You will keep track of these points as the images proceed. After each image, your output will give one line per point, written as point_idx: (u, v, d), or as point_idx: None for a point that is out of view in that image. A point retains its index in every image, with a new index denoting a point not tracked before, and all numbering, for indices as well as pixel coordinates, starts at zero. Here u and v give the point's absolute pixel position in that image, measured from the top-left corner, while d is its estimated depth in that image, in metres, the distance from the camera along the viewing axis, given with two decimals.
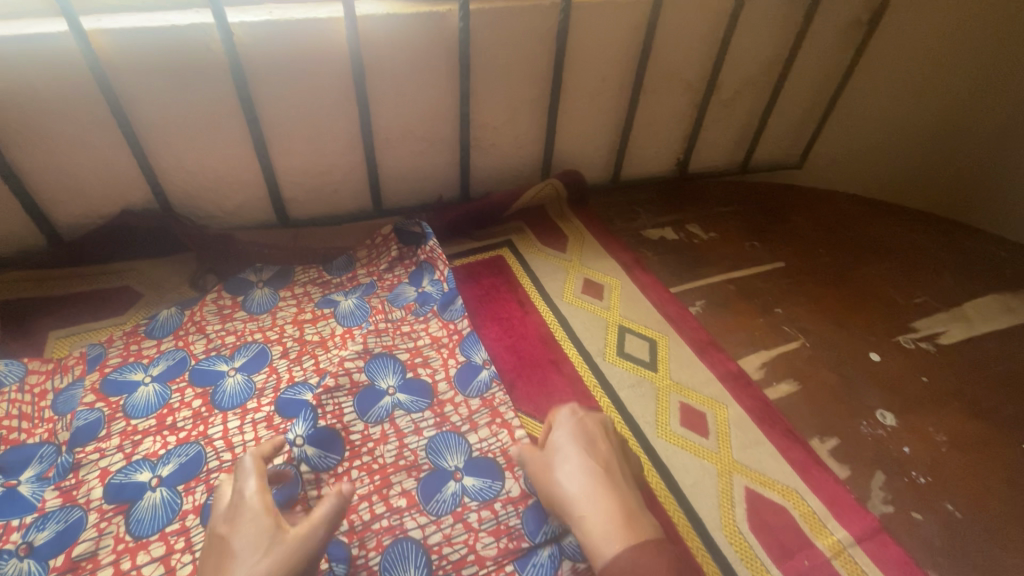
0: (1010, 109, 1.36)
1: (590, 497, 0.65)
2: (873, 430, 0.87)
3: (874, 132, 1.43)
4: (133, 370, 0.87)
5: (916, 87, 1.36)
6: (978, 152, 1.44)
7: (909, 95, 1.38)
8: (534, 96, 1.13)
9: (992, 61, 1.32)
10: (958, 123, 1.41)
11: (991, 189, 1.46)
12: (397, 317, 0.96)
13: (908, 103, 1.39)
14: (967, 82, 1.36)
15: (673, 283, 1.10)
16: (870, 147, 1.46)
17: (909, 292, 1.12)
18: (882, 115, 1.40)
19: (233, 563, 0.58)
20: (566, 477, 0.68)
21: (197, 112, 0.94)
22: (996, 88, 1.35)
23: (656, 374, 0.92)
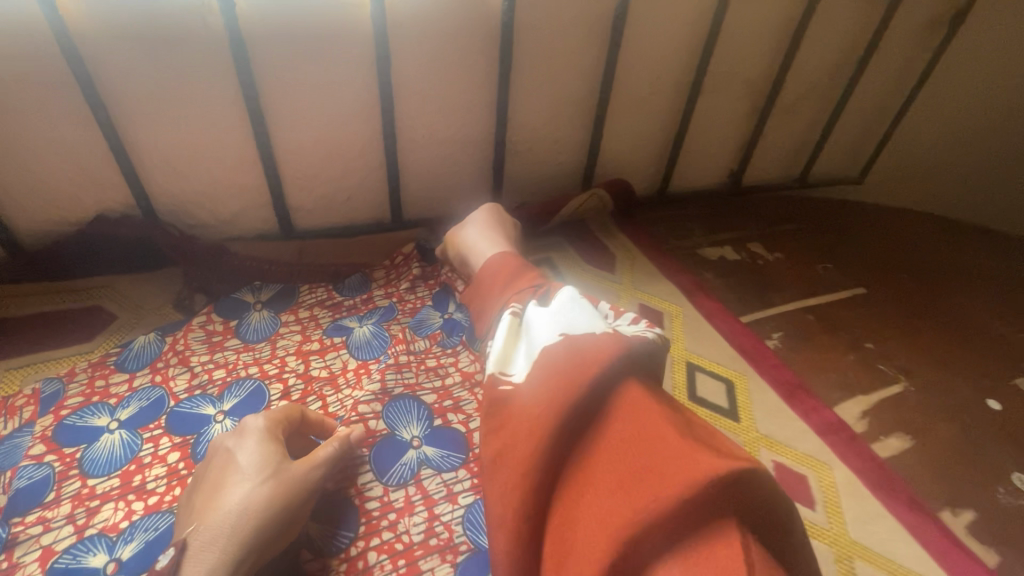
0: None
1: (480, 246, 0.82)
2: (1014, 499, 0.70)
3: (953, 146, 1.30)
4: (97, 413, 0.70)
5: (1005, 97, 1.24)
6: None
7: (992, 105, 1.25)
8: (580, 95, 0.99)
9: None
10: None
11: None
12: (422, 349, 0.80)
13: (994, 115, 1.26)
14: None
15: (743, 312, 0.94)
16: (939, 160, 1.32)
17: (1015, 326, 0.96)
18: (963, 128, 1.27)
19: (236, 479, 0.54)
20: (471, 235, 0.84)
21: (188, 100, 0.79)
22: None
23: (740, 425, 0.75)
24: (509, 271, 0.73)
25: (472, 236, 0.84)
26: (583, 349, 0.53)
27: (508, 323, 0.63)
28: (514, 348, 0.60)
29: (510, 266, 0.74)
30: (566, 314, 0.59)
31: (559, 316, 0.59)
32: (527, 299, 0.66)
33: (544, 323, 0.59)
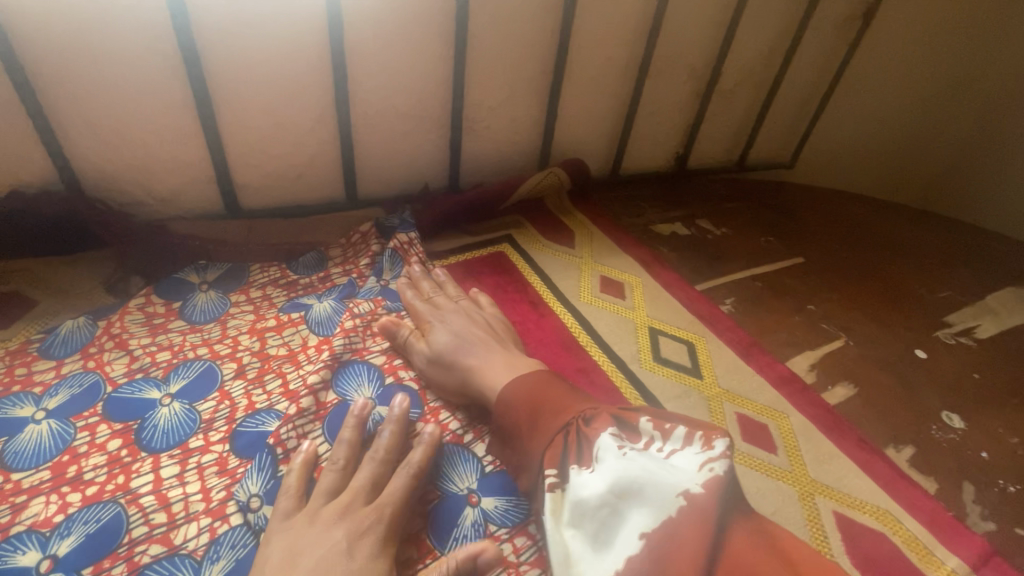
0: (986, 105, 1.38)
1: (477, 370, 0.66)
2: (946, 434, 0.76)
3: (868, 132, 1.43)
4: (19, 403, 0.62)
5: (915, 86, 1.37)
6: (953, 149, 1.46)
7: (902, 93, 1.38)
8: (535, 74, 0.99)
9: (972, 60, 1.34)
10: (938, 119, 1.42)
11: (964, 188, 1.48)
12: (366, 311, 0.76)
13: (907, 102, 1.39)
14: (946, 80, 1.37)
15: (697, 281, 0.98)
16: (855, 143, 1.45)
17: (931, 287, 1.06)
18: (881, 114, 1.40)
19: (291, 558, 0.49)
20: (449, 369, 0.67)
21: (117, 62, 0.72)
22: (971, 84, 1.37)
23: (703, 381, 0.78)
24: (527, 404, 0.61)
25: (449, 367, 0.67)
26: (672, 535, 0.47)
27: (547, 502, 0.54)
28: (569, 542, 0.51)
29: (527, 397, 0.62)
30: (623, 487, 0.51)
31: (609, 500, 0.51)
32: (563, 462, 0.55)
33: (605, 512, 0.51)
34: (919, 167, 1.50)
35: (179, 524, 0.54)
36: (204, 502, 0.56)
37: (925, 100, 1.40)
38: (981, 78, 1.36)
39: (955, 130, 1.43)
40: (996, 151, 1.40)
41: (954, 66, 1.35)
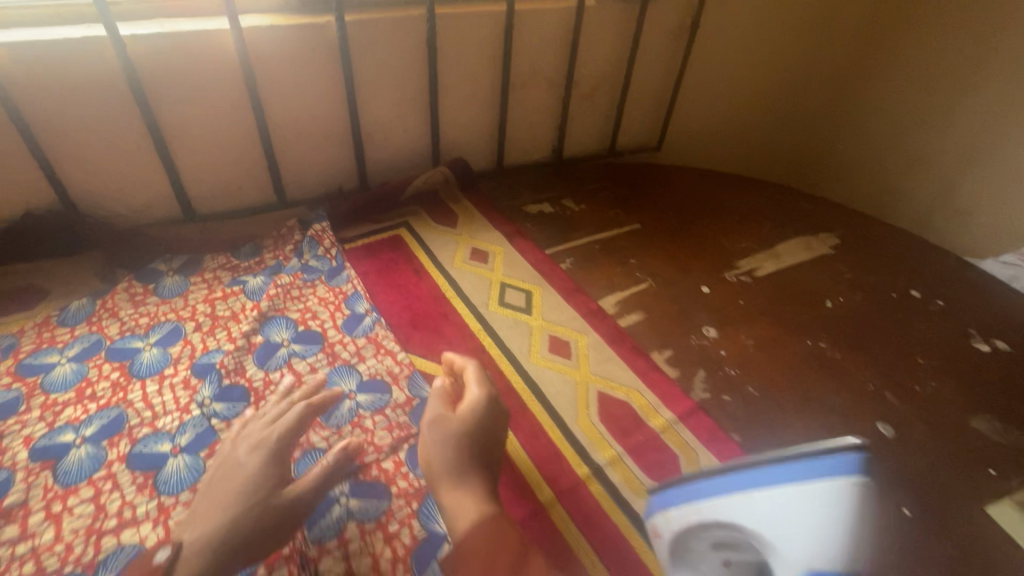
0: (829, 90, 1.69)
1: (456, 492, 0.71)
2: (700, 340, 1.09)
3: (732, 117, 1.74)
4: (49, 354, 0.94)
5: (771, 73, 1.67)
6: (811, 127, 1.76)
7: (753, 83, 1.68)
8: (415, 94, 1.29)
9: (810, 54, 1.64)
10: (792, 103, 1.73)
11: (825, 160, 1.79)
12: (287, 283, 1.09)
13: (763, 92, 1.70)
14: (793, 71, 1.67)
15: (548, 247, 1.30)
16: (723, 129, 1.76)
17: (735, 240, 1.38)
18: (742, 103, 1.71)
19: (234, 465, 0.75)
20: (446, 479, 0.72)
21: (94, 116, 1.03)
22: (813, 73, 1.67)
23: (531, 316, 1.10)
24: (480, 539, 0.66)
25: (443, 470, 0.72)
26: None
27: None
28: None
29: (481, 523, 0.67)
30: None
31: None
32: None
33: None
34: (783, 139, 1.81)
35: (160, 416, 0.86)
36: (175, 403, 0.87)
37: (780, 83, 1.69)
38: (820, 62, 1.65)
39: (813, 99, 1.72)
40: (844, 128, 1.70)
41: (802, 54, 1.64)
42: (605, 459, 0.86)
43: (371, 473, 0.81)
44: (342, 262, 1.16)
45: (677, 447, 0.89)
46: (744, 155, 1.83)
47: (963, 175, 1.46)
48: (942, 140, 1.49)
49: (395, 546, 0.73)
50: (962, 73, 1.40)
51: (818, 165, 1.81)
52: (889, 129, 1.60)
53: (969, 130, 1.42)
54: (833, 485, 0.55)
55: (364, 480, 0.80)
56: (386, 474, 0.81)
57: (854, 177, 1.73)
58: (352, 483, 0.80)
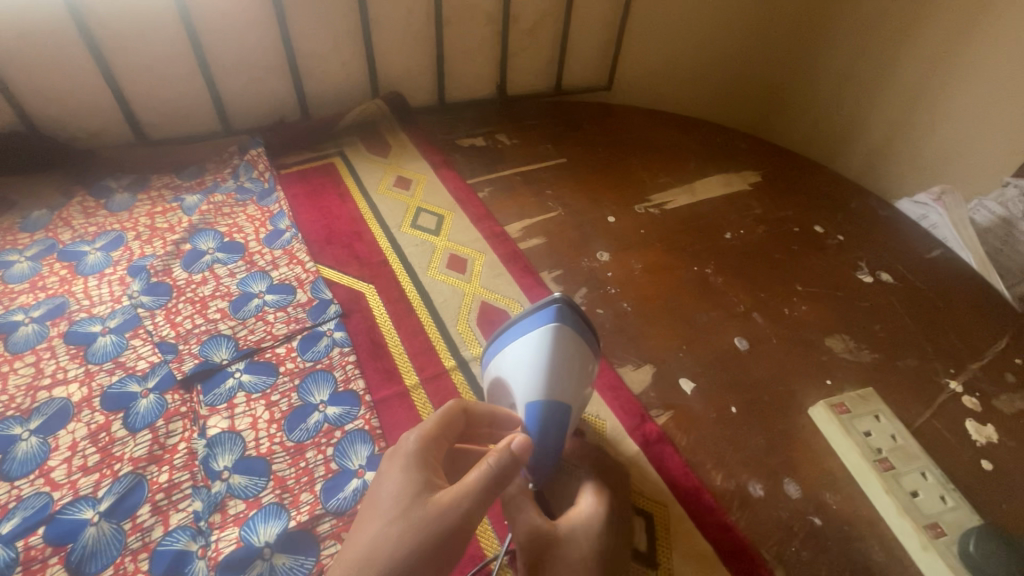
0: (787, 28, 1.67)
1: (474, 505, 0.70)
2: (590, 263, 1.18)
3: (686, 55, 1.74)
4: (11, 253, 1.09)
5: (728, 9, 1.65)
6: (768, 66, 1.76)
7: (709, 21, 1.67)
8: (347, 28, 1.36)
9: None
10: (749, 40, 1.72)
11: (780, 101, 1.79)
12: (221, 201, 1.22)
13: (720, 28, 1.69)
14: (751, 8, 1.65)
15: (472, 177, 1.39)
16: (676, 67, 1.77)
17: (655, 175, 1.44)
18: (698, 40, 1.71)
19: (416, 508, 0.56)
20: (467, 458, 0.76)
21: (41, 44, 1.14)
22: (771, 9, 1.65)
23: (438, 237, 1.21)
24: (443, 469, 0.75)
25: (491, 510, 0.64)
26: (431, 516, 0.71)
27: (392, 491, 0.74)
28: None
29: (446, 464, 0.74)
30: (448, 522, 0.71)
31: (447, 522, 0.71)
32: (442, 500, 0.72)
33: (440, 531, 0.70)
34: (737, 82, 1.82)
35: (96, 304, 1.01)
36: (110, 295, 1.03)
37: (737, 20, 1.68)
38: (771, 6, 1.65)
39: (771, 37, 1.71)
40: (800, 69, 1.69)
41: None
42: (473, 356, 0.99)
43: (265, 355, 0.95)
44: (273, 185, 1.28)
45: None
46: (701, 93, 1.84)
47: (899, 120, 1.45)
48: (882, 87, 1.48)
49: (273, 410, 0.88)
50: (904, 13, 1.38)
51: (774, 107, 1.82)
52: (839, 72, 1.58)
53: (905, 74, 1.41)
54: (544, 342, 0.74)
55: (259, 360, 0.94)
56: (277, 357, 0.95)
57: (805, 121, 1.73)
58: (248, 362, 0.94)
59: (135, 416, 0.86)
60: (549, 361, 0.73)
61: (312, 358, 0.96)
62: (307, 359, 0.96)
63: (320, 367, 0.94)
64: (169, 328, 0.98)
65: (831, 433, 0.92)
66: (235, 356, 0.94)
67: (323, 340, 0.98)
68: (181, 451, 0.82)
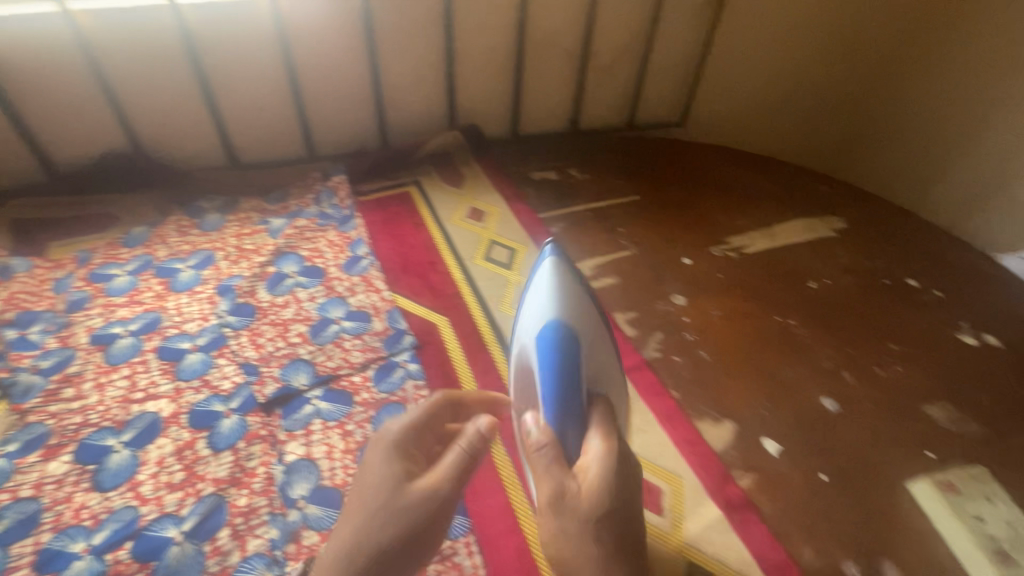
0: (877, 71, 1.64)
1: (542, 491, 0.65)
2: (665, 307, 1.15)
3: (767, 95, 1.70)
4: (112, 267, 1.16)
5: (817, 51, 1.63)
6: (852, 110, 1.73)
7: (796, 62, 1.64)
8: (432, 62, 1.40)
9: (861, 31, 1.59)
10: (834, 83, 1.69)
11: (863, 146, 1.74)
12: (303, 225, 1.27)
13: (805, 69, 1.66)
14: (841, 51, 1.63)
15: (544, 211, 1.38)
16: (756, 107, 1.73)
17: (732, 216, 1.39)
18: (781, 80, 1.68)
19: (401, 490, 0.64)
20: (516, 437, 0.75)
21: (156, 73, 1.22)
22: (862, 52, 1.63)
23: (511, 271, 1.21)
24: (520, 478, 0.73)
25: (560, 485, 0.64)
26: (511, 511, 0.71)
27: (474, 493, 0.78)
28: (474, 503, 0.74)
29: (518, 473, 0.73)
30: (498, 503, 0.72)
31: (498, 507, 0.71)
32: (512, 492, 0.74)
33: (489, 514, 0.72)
34: (816, 125, 1.78)
35: (187, 321, 1.06)
36: (199, 313, 1.07)
37: (825, 61, 1.65)
38: (861, 49, 1.62)
39: (858, 80, 1.68)
40: (889, 114, 1.65)
41: (853, 32, 1.59)
42: None
43: (342, 383, 0.97)
44: (352, 211, 1.32)
45: None
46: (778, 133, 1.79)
47: (1008, 170, 1.39)
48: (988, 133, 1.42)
49: (348, 440, 0.89)
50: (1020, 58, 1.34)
51: (856, 152, 1.77)
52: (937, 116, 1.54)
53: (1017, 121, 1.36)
54: (545, 273, 0.81)
55: (336, 388, 0.96)
56: (353, 386, 0.96)
57: (892, 166, 1.67)
58: (326, 390, 0.95)
59: (218, 436, 0.88)
60: (556, 285, 0.78)
61: (387, 390, 0.96)
62: (382, 390, 0.96)
63: (394, 399, 0.95)
64: (252, 350, 1.01)
65: (934, 510, 0.86)
66: (314, 382, 0.96)
67: (398, 372, 0.99)
68: (260, 476, 0.84)
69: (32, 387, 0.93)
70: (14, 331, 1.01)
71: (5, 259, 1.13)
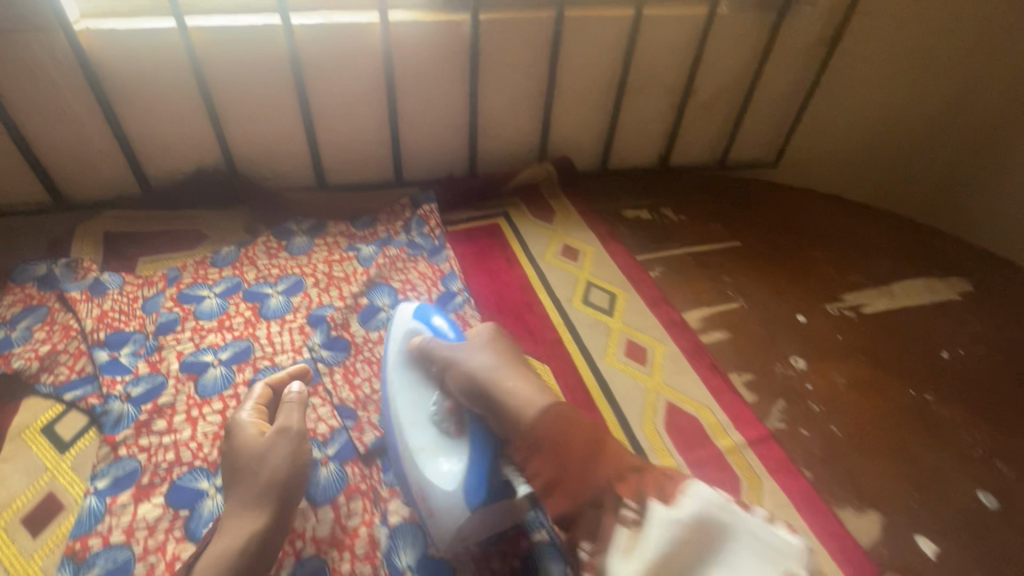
0: (975, 125, 1.57)
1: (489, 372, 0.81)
2: (784, 370, 1.05)
3: (863, 147, 1.62)
4: (201, 288, 1.12)
5: (915, 104, 1.55)
6: (946, 163, 1.66)
7: (894, 114, 1.57)
8: (530, 91, 1.35)
9: (960, 85, 1.52)
10: (929, 137, 1.62)
11: (958, 198, 1.68)
12: (394, 254, 1.21)
13: (901, 123, 1.59)
14: (938, 104, 1.56)
15: (640, 252, 1.30)
16: (851, 159, 1.65)
17: (845, 270, 1.29)
18: (877, 132, 1.60)
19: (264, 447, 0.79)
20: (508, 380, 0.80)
21: (259, 91, 1.19)
22: (959, 107, 1.56)
23: (612, 318, 1.13)
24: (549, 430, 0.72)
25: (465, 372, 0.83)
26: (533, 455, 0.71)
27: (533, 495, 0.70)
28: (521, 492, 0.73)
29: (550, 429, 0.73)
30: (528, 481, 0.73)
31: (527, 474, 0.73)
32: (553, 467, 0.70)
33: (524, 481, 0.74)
34: (907, 178, 1.70)
35: (279, 354, 1.01)
36: (291, 345, 1.02)
37: (922, 115, 1.57)
38: (958, 103, 1.56)
39: (955, 134, 1.61)
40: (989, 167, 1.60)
41: (951, 86, 1.53)
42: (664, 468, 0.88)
43: None
44: (443, 242, 1.26)
45: (741, 471, 0.88)
46: (869, 188, 1.71)
47: None
48: None
49: None
50: None
51: (949, 205, 1.70)
52: None
53: None
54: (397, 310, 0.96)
55: None
56: None
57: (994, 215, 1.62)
58: None
59: (317, 488, 0.83)
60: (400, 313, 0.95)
61: None
62: None
63: None
64: (348, 390, 0.95)
65: None
66: None
67: None
68: (362, 537, 0.79)
69: (124, 417, 0.88)
70: (105, 352, 0.97)
71: (95, 274, 1.09)
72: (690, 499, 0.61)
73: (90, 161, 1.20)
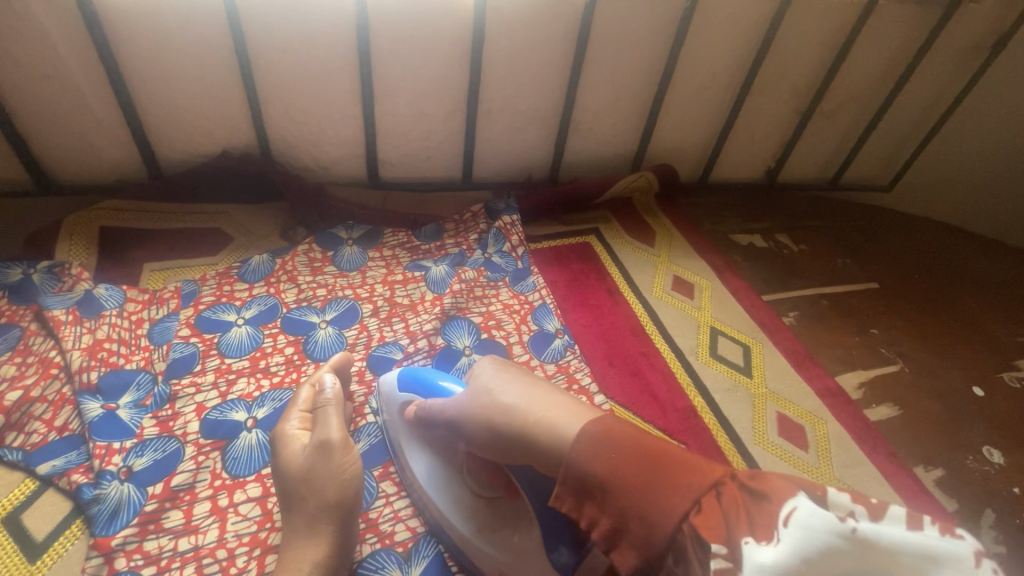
0: None
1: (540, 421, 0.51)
2: (980, 465, 0.82)
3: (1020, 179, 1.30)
4: (225, 311, 0.86)
5: None
6: None
7: None
8: (640, 84, 1.09)
9: None
10: None
11: None
12: (471, 278, 0.95)
13: None
14: None
15: (765, 291, 1.07)
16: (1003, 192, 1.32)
17: (1011, 329, 1.07)
18: None
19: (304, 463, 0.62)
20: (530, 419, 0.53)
21: (309, 58, 0.92)
22: None
23: (752, 380, 0.89)
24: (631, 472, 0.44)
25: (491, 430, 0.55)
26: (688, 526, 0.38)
27: None
28: None
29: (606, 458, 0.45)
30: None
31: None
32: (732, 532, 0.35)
33: None
34: None
35: None
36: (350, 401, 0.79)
37: None
38: None
39: None
40: None
41: None
42: None
43: None
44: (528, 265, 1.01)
45: None
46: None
47: None
48: None
49: None
50: None
51: None
52: None
53: None
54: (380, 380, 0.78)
55: None
56: None
57: None
58: None
59: None
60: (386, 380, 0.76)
61: None
62: None
63: None
64: None
65: None
66: None
67: None
68: None
69: (125, 504, 0.64)
70: (97, 403, 0.71)
71: (88, 285, 0.81)
72: (791, 529, 0.34)
73: (84, 134, 0.93)
